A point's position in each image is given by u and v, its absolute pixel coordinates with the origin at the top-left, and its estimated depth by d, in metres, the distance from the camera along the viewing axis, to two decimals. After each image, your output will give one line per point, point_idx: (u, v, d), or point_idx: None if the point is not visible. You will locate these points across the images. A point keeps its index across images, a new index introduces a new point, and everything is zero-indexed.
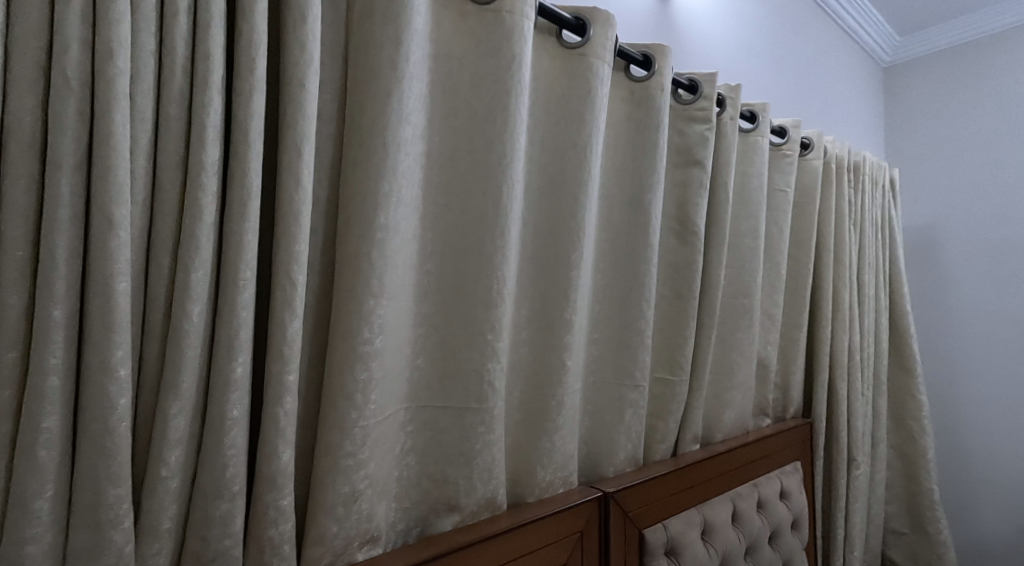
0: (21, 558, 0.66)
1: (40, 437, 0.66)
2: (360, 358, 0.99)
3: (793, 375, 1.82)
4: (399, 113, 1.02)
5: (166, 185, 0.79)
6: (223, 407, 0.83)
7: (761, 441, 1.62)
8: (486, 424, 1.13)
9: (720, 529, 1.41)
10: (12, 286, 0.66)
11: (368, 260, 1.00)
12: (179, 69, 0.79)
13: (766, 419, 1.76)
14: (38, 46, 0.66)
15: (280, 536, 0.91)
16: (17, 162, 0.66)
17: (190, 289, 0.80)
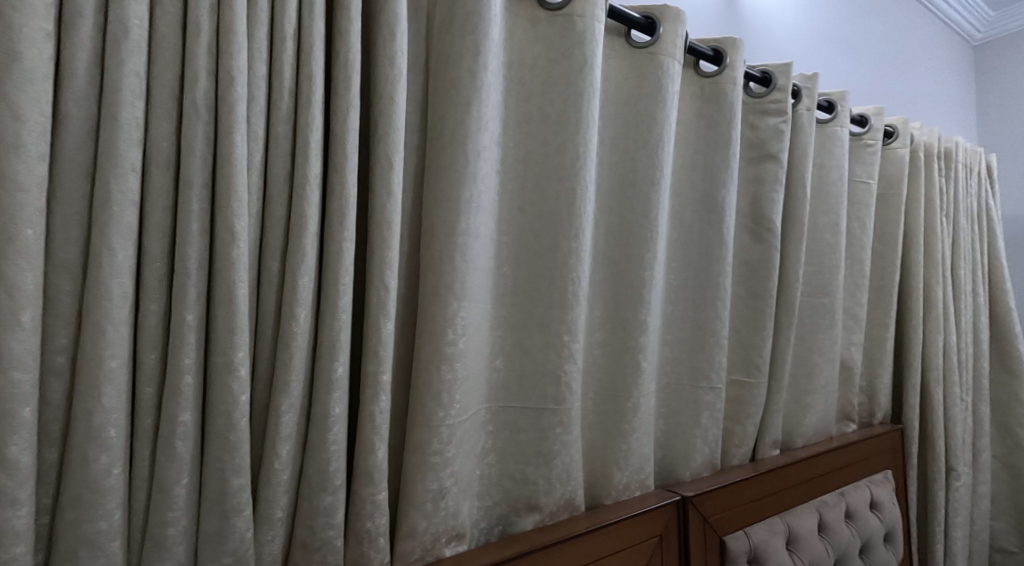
0: (162, 538, 0.73)
1: (177, 430, 0.73)
2: (444, 360, 1.04)
3: (879, 377, 1.77)
4: (477, 122, 1.06)
5: (275, 200, 0.85)
6: (326, 405, 0.89)
7: (847, 448, 1.58)
8: (564, 425, 1.16)
9: (806, 537, 1.38)
10: (152, 294, 0.73)
11: (451, 266, 1.04)
12: (286, 90, 0.85)
13: (851, 424, 1.72)
14: (172, 77, 0.73)
15: (376, 529, 0.97)
16: (156, 182, 0.73)
17: (298, 295, 0.86)
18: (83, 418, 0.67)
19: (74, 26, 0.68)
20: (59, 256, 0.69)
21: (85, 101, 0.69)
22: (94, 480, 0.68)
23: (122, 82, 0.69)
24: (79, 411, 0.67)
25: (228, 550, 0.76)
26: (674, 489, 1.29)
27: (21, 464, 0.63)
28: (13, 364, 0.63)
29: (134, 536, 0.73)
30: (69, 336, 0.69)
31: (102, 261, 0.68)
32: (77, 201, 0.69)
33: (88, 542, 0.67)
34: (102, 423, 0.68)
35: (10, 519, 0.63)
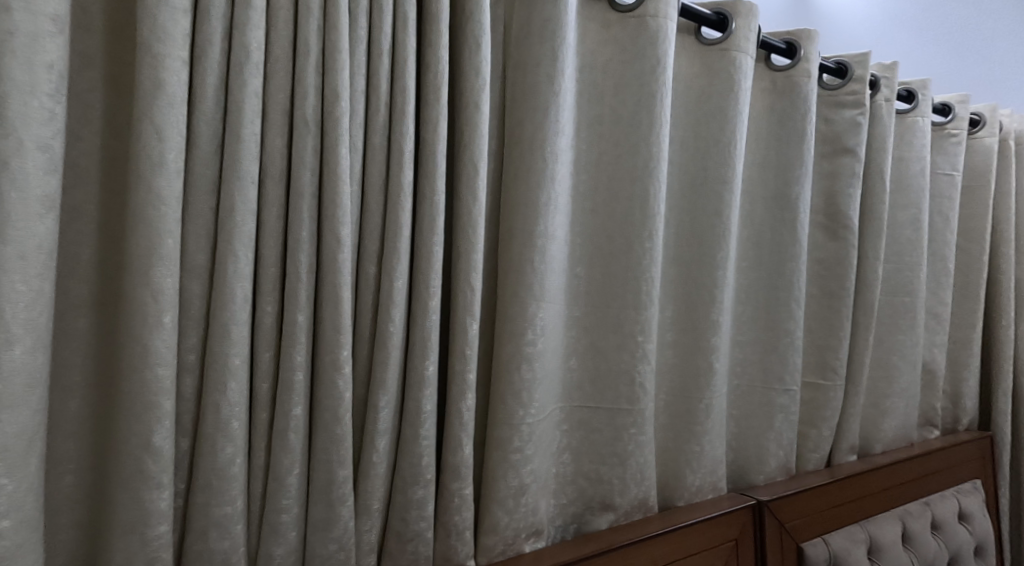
0: (277, 523, 0.78)
1: (290, 423, 0.78)
2: (524, 360, 1.06)
3: (964, 380, 1.70)
4: (555, 126, 1.08)
5: (371, 205, 0.90)
6: (419, 402, 0.93)
7: (930, 455, 1.53)
8: (638, 425, 1.17)
9: (888, 547, 1.34)
10: (268, 296, 0.79)
11: (530, 268, 1.06)
12: (382, 102, 0.89)
13: (934, 431, 1.66)
14: (283, 96, 0.79)
15: (463, 523, 1.01)
16: (271, 193, 0.79)
17: (393, 297, 0.90)
18: (212, 411, 0.73)
19: (203, 51, 0.74)
20: (190, 262, 0.74)
21: (213, 119, 0.75)
22: (221, 468, 0.73)
23: (244, 101, 0.74)
24: (208, 404, 0.73)
25: (334, 537, 0.81)
26: (750, 493, 1.28)
27: (163, 451, 0.70)
28: (156, 361, 0.69)
29: (253, 521, 0.79)
30: (198, 335, 0.75)
31: (227, 268, 0.73)
32: (206, 212, 0.75)
33: (216, 525, 0.73)
34: (228, 416, 0.74)
35: (155, 501, 0.69)
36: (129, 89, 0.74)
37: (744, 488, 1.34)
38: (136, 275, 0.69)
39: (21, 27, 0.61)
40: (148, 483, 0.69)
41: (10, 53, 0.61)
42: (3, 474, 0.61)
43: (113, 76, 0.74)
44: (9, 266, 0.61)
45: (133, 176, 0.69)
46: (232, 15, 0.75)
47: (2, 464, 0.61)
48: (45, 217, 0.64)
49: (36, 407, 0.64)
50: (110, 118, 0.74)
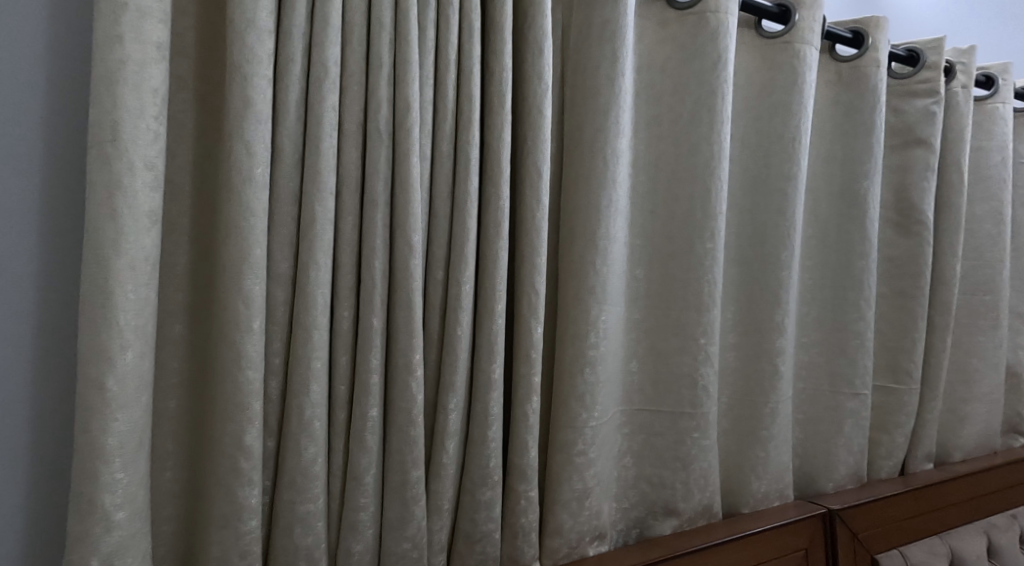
0: (355, 521, 0.81)
1: (367, 424, 0.81)
2: (587, 363, 1.06)
3: None
4: (616, 128, 1.07)
5: (439, 212, 0.92)
6: (486, 404, 0.95)
7: (1014, 464, 1.45)
8: (701, 429, 1.16)
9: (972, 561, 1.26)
10: (345, 302, 0.82)
11: (592, 271, 1.06)
12: (449, 111, 0.91)
13: (1018, 439, 1.59)
14: (357, 108, 0.82)
15: (529, 525, 1.02)
16: (347, 202, 0.82)
17: (460, 301, 0.92)
18: (297, 412, 0.76)
19: (284, 69, 0.77)
20: (275, 271, 0.78)
21: (295, 133, 0.78)
22: (304, 467, 0.77)
23: (323, 115, 0.78)
24: (292, 405, 0.77)
25: (408, 536, 0.84)
26: (818, 501, 1.25)
27: (253, 450, 0.73)
28: (247, 364, 0.73)
29: (332, 519, 0.82)
30: (282, 340, 0.79)
31: (309, 275, 0.77)
32: (288, 222, 0.78)
33: (300, 521, 0.77)
34: (310, 417, 0.77)
35: (246, 497, 0.73)
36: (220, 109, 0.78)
37: (812, 496, 1.31)
38: (228, 283, 0.73)
39: (132, 56, 0.66)
40: (241, 480, 0.73)
41: (122, 81, 0.66)
42: (119, 469, 0.66)
43: (203, 96, 0.78)
44: (123, 278, 0.66)
45: (224, 190, 0.73)
46: (312, 34, 0.78)
47: (117, 459, 0.66)
48: (152, 230, 0.68)
49: (145, 408, 0.69)
50: (201, 136, 0.78)
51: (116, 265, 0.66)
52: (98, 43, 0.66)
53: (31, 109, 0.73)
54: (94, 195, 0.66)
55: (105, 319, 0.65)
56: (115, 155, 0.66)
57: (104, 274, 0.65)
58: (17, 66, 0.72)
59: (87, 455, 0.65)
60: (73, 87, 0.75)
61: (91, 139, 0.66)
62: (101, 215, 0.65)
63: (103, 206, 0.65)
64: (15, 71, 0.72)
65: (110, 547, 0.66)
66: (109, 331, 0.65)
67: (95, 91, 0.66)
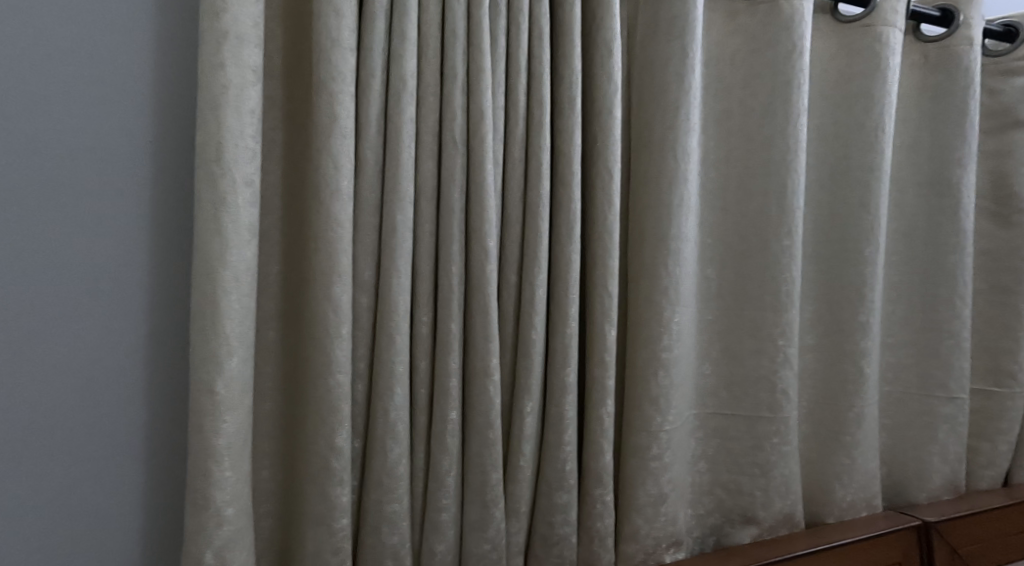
0: (439, 522, 0.83)
1: (448, 426, 0.83)
2: (660, 366, 1.05)
3: None
4: (686, 125, 1.05)
5: (512, 216, 0.92)
6: (561, 407, 0.95)
7: None
8: (781, 435, 1.13)
9: None
10: (424, 307, 0.84)
11: (663, 272, 1.05)
12: (520, 115, 0.91)
13: None
14: (433, 118, 0.84)
15: (605, 529, 1.01)
16: (425, 209, 0.84)
17: (534, 304, 0.92)
18: (381, 415, 0.79)
19: (366, 83, 0.80)
20: (360, 279, 0.81)
21: (376, 145, 0.81)
22: (390, 469, 0.79)
23: (402, 127, 0.80)
24: (377, 408, 0.80)
25: (488, 537, 0.86)
26: (912, 514, 1.19)
27: (344, 451, 0.77)
28: (338, 368, 0.76)
29: (415, 519, 0.85)
30: (367, 345, 0.82)
31: (392, 282, 0.79)
32: (371, 232, 0.81)
33: (388, 521, 0.79)
34: (394, 419, 0.79)
35: (338, 496, 0.77)
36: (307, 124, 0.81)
37: (903, 506, 1.26)
38: (318, 292, 0.76)
39: (233, 81, 0.70)
40: (333, 479, 0.76)
41: (225, 104, 0.70)
42: (228, 467, 0.71)
43: (290, 113, 0.82)
44: (229, 288, 0.70)
45: (313, 202, 0.77)
46: (390, 47, 0.81)
47: (227, 459, 0.71)
48: (252, 243, 0.72)
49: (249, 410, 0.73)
50: (289, 151, 0.82)
51: (221, 275, 0.70)
52: (203, 71, 0.70)
53: (142, 135, 0.77)
54: (202, 211, 0.70)
55: (213, 326, 0.70)
56: (220, 173, 0.70)
57: (212, 285, 0.70)
58: (129, 95, 0.77)
59: (201, 454, 0.70)
60: (177, 111, 0.79)
61: (198, 159, 0.71)
62: (209, 230, 0.70)
63: (210, 221, 0.70)
64: (127, 100, 0.77)
65: (221, 540, 0.71)
66: (217, 338, 0.70)
67: (201, 115, 0.70)
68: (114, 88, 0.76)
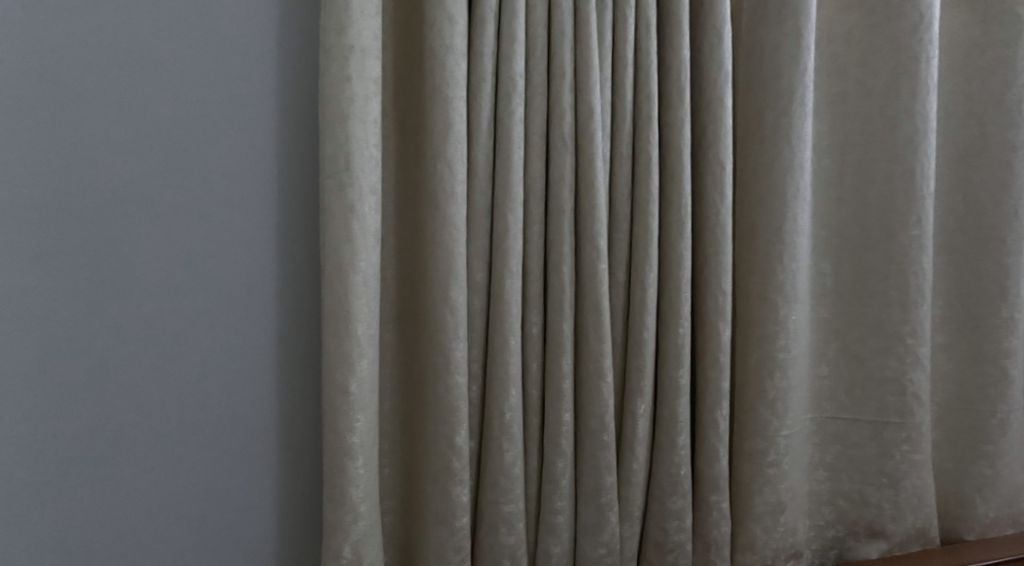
0: (554, 524, 0.83)
1: (562, 428, 0.83)
2: (777, 368, 1.00)
3: None
4: (802, 111, 0.99)
5: (620, 214, 0.91)
6: (674, 410, 0.93)
7: None
8: (912, 442, 1.05)
9: None
10: (534, 308, 0.84)
11: (779, 268, 0.99)
12: (627, 110, 0.89)
13: None
14: (541, 119, 0.84)
15: (721, 537, 0.98)
16: (533, 211, 0.84)
17: (644, 304, 0.90)
18: (497, 416, 0.80)
19: (476, 87, 0.81)
20: (472, 281, 0.82)
21: (487, 148, 0.82)
22: (506, 468, 0.81)
23: (512, 130, 0.81)
24: (492, 410, 0.81)
25: (603, 541, 0.85)
26: None
27: (463, 450, 0.79)
28: (456, 369, 0.78)
29: (530, 520, 0.85)
30: (480, 347, 0.83)
31: (504, 285, 0.80)
32: (482, 235, 0.82)
33: (505, 521, 0.81)
34: (509, 420, 0.80)
35: (459, 495, 0.79)
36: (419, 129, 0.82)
37: None
38: (436, 295, 0.78)
39: (358, 93, 0.73)
40: (454, 478, 0.79)
41: (351, 116, 0.73)
42: (362, 464, 0.75)
43: (400, 119, 0.84)
44: (359, 292, 0.73)
45: (430, 207, 0.79)
46: (498, 50, 0.81)
47: (361, 457, 0.75)
48: (377, 249, 0.75)
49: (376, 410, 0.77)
50: (400, 157, 0.84)
51: (353, 280, 0.73)
52: (331, 84, 0.73)
53: (268, 148, 0.81)
54: (332, 220, 0.73)
55: (345, 330, 0.73)
56: (349, 183, 0.73)
57: (345, 291, 0.73)
58: (254, 109, 0.80)
59: (336, 452, 0.74)
60: (299, 122, 0.82)
61: (328, 170, 0.74)
62: (339, 238, 0.73)
63: (341, 229, 0.73)
64: (252, 114, 0.80)
65: (356, 536, 0.75)
66: (350, 339, 0.73)
67: (331, 127, 0.73)
68: (241, 103, 0.80)
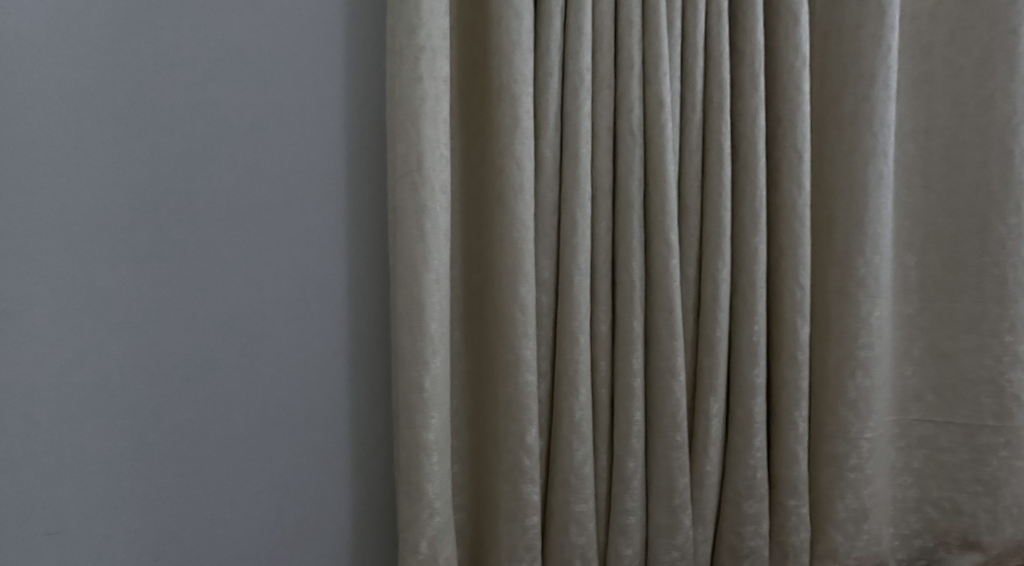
0: (626, 525, 0.82)
1: (633, 426, 0.82)
2: (859, 366, 0.95)
3: None
4: (886, 97, 0.94)
5: (690, 207, 0.88)
6: (750, 410, 0.89)
7: None
8: (1012, 447, 0.99)
9: None
10: (602, 305, 0.83)
11: (861, 262, 0.95)
12: (697, 101, 0.87)
13: None
14: (607, 112, 0.83)
15: (800, 543, 0.94)
16: (601, 206, 0.83)
17: (716, 300, 0.87)
18: (567, 414, 0.79)
19: (543, 82, 0.80)
20: (541, 279, 0.81)
21: (554, 144, 0.81)
22: (576, 467, 0.80)
23: (580, 125, 0.80)
24: (562, 408, 0.80)
25: (676, 545, 0.83)
26: None
27: (535, 447, 0.79)
28: (526, 366, 0.78)
29: (600, 520, 0.84)
30: (548, 344, 0.82)
31: (573, 282, 0.79)
32: (549, 232, 0.81)
33: (575, 520, 0.80)
34: (580, 419, 0.79)
35: (531, 493, 0.79)
36: (484, 125, 0.82)
37: None
38: (506, 293, 0.78)
39: (429, 92, 0.74)
40: (525, 476, 0.78)
41: (423, 115, 0.73)
42: (438, 460, 0.75)
43: (465, 117, 0.84)
44: (432, 290, 0.74)
45: (498, 204, 0.78)
46: (564, 44, 0.81)
47: (435, 453, 0.75)
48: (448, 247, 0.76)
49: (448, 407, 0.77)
50: (466, 155, 0.84)
51: (426, 278, 0.74)
52: (403, 85, 0.74)
53: (339, 150, 0.82)
54: (405, 218, 0.74)
55: (419, 327, 0.74)
56: (421, 181, 0.73)
57: (418, 288, 0.74)
58: (326, 112, 0.82)
59: (412, 448, 0.75)
60: (366, 122, 0.84)
61: (400, 170, 0.74)
62: (412, 236, 0.74)
63: (414, 227, 0.74)
64: (323, 117, 0.82)
65: (432, 531, 0.75)
66: (424, 337, 0.74)
67: (402, 126, 0.74)
68: (310, 104, 0.81)
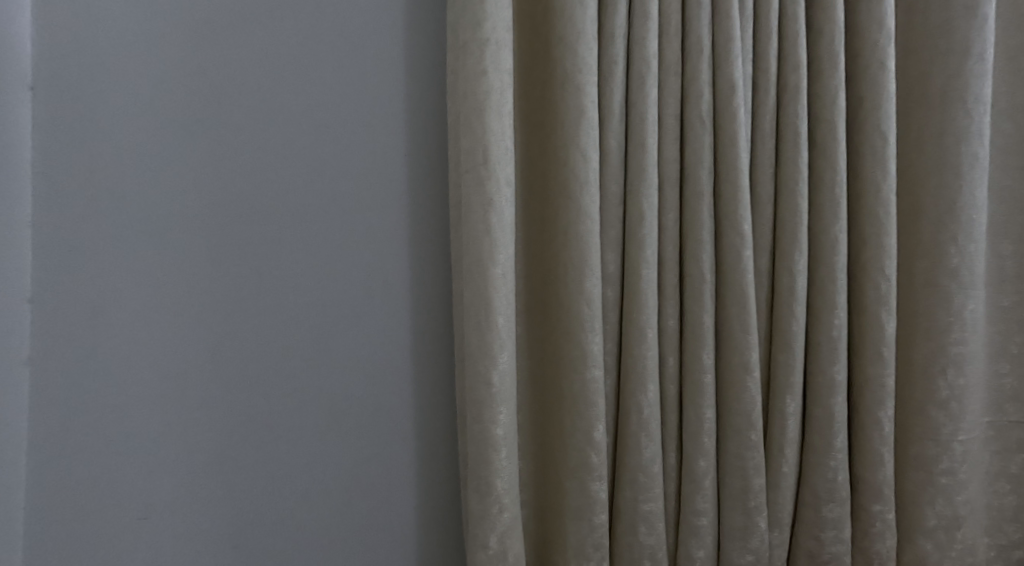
0: (698, 527, 0.79)
1: (703, 424, 0.79)
2: (951, 363, 0.89)
3: None
4: (980, 74, 0.88)
5: (764, 196, 0.84)
6: (829, 409, 0.85)
7: None
8: None
9: None
10: (670, 299, 0.80)
11: (953, 251, 0.88)
12: (771, 83, 0.83)
13: None
14: (675, 99, 0.80)
15: (886, 551, 0.88)
16: (669, 196, 0.80)
17: (793, 293, 0.83)
18: (635, 411, 0.77)
19: (608, 70, 0.78)
20: (606, 272, 0.79)
21: (620, 134, 0.79)
22: (645, 466, 0.77)
23: (647, 113, 0.78)
24: (630, 404, 0.78)
25: (751, 548, 0.80)
26: None
27: (602, 445, 0.77)
28: (593, 362, 0.76)
29: (668, 521, 0.81)
30: (614, 340, 0.80)
31: (640, 275, 0.77)
32: (615, 224, 0.79)
33: (644, 520, 0.78)
34: (648, 416, 0.77)
35: (599, 491, 0.77)
36: (546, 116, 0.81)
37: None
38: (572, 287, 0.76)
39: (495, 86, 0.73)
40: (593, 474, 0.77)
41: (489, 109, 0.73)
42: (506, 457, 0.75)
43: (528, 108, 0.82)
44: (500, 285, 0.73)
45: (563, 197, 0.77)
46: (630, 31, 0.78)
47: (504, 450, 0.74)
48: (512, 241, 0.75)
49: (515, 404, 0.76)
50: (528, 147, 0.83)
51: (492, 273, 0.73)
52: (468, 79, 0.73)
53: (402, 145, 0.82)
54: (472, 213, 0.73)
55: (487, 322, 0.73)
56: (487, 176, 0.73)
57: (485, 284, 0.73)
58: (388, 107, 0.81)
59: (481, 444, 0.74)
60: (428, 116, 0.83)
61: (466, 164, 0.74)
62: (478, 230, 0.73)
63: (480, 222, 0.73)
64: (386, 111, 0.81)
65: (501, 528, 0.74)
66: (492, 332, 0.73)
67: (468, 120, 0.73)
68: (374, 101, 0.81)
